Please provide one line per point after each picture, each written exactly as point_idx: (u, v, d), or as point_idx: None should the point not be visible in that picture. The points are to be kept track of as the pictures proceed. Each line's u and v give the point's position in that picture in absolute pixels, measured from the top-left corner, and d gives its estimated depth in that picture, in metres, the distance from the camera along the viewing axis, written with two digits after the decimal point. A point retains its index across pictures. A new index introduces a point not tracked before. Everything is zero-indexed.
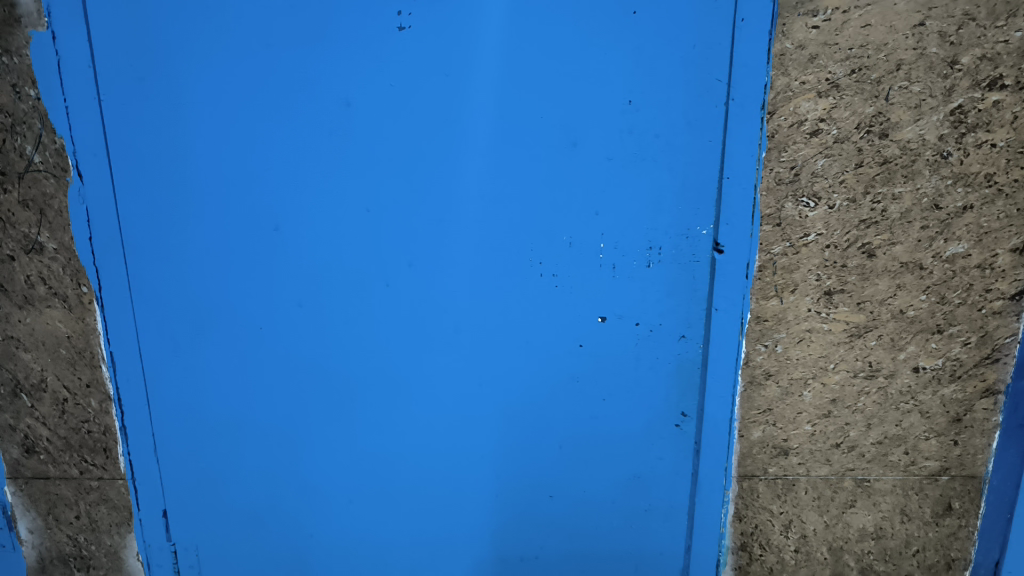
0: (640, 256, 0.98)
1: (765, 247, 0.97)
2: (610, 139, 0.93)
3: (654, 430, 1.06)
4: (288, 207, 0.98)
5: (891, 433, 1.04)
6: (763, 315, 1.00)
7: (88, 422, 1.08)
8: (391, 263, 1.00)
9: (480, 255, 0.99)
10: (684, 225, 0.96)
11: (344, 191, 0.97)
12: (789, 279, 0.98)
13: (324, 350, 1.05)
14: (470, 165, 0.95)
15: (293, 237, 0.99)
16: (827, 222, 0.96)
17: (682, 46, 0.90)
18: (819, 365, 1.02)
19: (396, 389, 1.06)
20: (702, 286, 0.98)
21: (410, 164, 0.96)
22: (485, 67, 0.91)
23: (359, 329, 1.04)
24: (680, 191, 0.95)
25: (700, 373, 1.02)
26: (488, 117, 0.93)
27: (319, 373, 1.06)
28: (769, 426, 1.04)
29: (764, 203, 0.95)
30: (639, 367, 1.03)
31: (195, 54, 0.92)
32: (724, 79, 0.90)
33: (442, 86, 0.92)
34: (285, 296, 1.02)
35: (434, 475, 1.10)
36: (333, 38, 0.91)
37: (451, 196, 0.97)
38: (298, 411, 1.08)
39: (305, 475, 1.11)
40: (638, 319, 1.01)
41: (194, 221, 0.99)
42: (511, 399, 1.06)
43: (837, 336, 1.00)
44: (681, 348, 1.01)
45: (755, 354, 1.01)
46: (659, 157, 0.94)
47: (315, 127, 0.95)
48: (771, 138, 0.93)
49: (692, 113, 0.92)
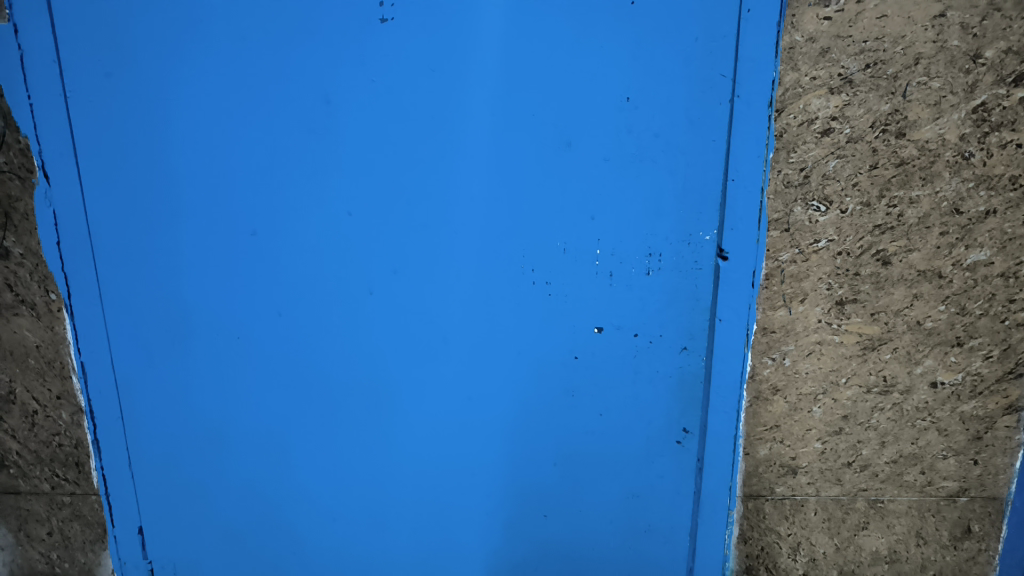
0: (640, 263, 0.92)
1: (773, 254, 0.91)
2: (607, 139, 0.88)
3: (654, 446, 1.00)
4: (266, 211, 0.93)
5: (906, 451, 0.98)
6: (770, 326, 0.94)
7: (59, 435, 1.03)
8: (375, 268, 0.95)
9: (471, 262, 0.93)
10: (686, 230, 0.90)
11: (325, 194, 0.92)
12: (798, 288, 0.92)
13: (305, 360, 0.99)
14: (458, 165, 0.90)
15: (271, 241, 0.94)
16: (839, 227, 0.90)
17: (684, 39, 0.84)
18: (830, 379, 0.95)
19: (381, 400, 1.01)
20: (705, 296, 0.92)
21: (396, 166, 0.90)
22: (473, 63, 0.86)
23: (341, 339, 0.98)
24: (682, 195, 0.89)
25: (703, 388, 0.96)
26: (477, 115, 0.88)
27: (303, 382, 1.00)
28: (776, 444, 0.98)
29: (771, 207, 0.89)
30: (638, 381, 0.97)
31: (167, 48, 0.87)
32: (728, 75, 0.84)
33: (427, 82, 0.87)
34: (264, 304, 0.97)
35: (423, 492, 1.05)
36: (313, 32, 0.86)
37: (438, 199, 0.91)
38: (279, 424, 1.02)
39: (287, 490, 1.06)
40: (636, 330, 0.95)
41: (169, 225, 0.94)
42: (504, 414, 1.00)
43: (849, 348, 0.94)
44: (682, 360, 0.95)
45: (762, 367, 0.95)
46: (658, 158, 0.88)
47: (294, 125, 0.89)
48: (779, 137, 0.87)
49: (695, 111, 0.86)
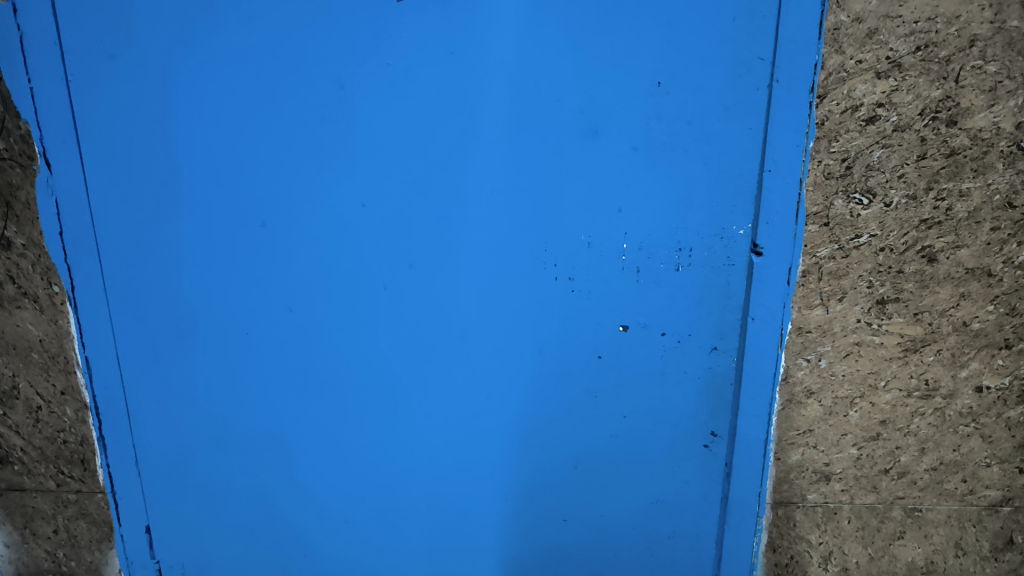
0: (669, 258, 0.87)
1: (810, 250, 0.85)
2: (636, 127, 0.82)
3: (680, 450, 0.95)
4: (276, 201, 0.88)
5: (948, 459, 0.93)
6: (806, 326, 0.88)
7: (64, 432, 1.00)
8: (390, 262, 0.90)
9: (489, 256, 0.89)
10: (719, 224, 0.85)
11: (337, 183, 0.87)
12: (837, 286, 0.87)
13: (315, 356, 0.95)
14: (477, 154, 0.85)
15: (281, 233, 0.90)
16: (882, 221, 0.84)
17: (720, 19, 0.78)
18: (868, 383, 0.90)
19: (395, 399, 0.97)
20: (737, 293, 0.87)
21: (411, 154, 0.86)
22: (494, 45, 0.81)
23: (354, 335, 0.94)
24: (715, 186, 0.84)
25: (734, 390, 0.91)
26: (498, 101, 0.83)
27: (313, 379, 0.97)
28: (809, 449, 0.93)
29: (810, 200, 0.84)
30: (665, 382, 0.92)
31: (172, 30, 0.83)
32: (767, 58, 0.79)
33: (446, 65, 0.82)
34: (275, 299, 0.93)
35: (438, 495, 1.01)
36: (323, 11, 0.81)
37: (456, 190, 0.87)
38: (289, 422, 0.99)
39: (298, 491, 1.02)
40: (664, 329, 0.90)
41: (174, 215, 0.90)
42: (523, 415, 0.96)
43: (890, 350, 0.89)
44: (712, 361, 0.90)
45: (796, 369, 0.90)
46: (690, 147, 0.83)
47: (306, 112, 0.85)
48: (820, 125, 0.81)
49: (731, 97, 0.81)
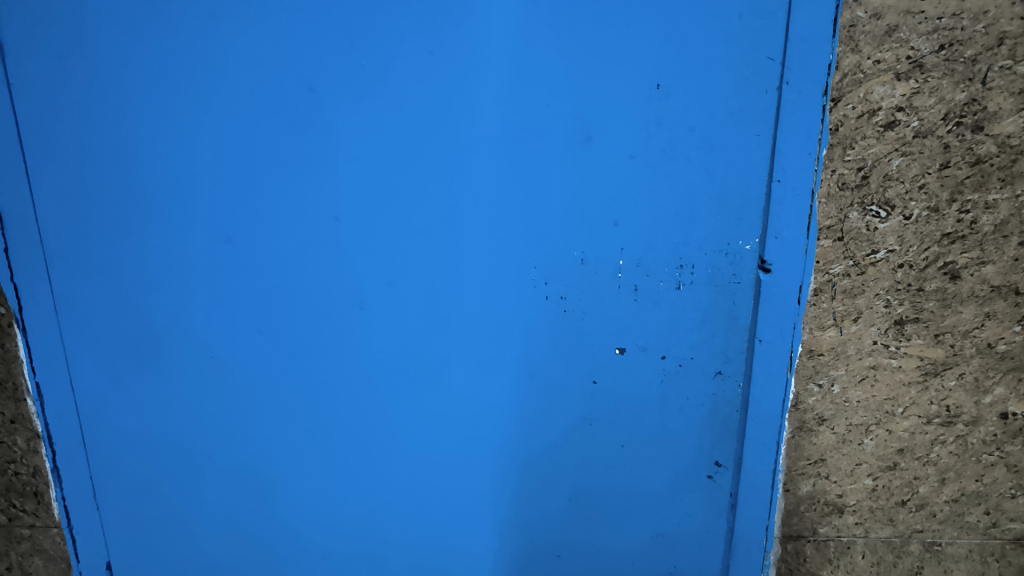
0: (670, 276, 0.80)
1: (823, 266, 0.79)
2: (633, 133, 0.75)
3: (682, 482, 0.88)
4: (241, 215, 0.81)
5: (969, 490, 0.86)
6: (818, 348, 0.82)
7: (15, 463, 0.93)
8: (367, 280, 0.83)
9: (476, 274, 0.82)
10: (723, 239, 0.78)
11: (308, 195, 0.80)
12: (851, 306, 0.80)
13: (287, 381, 0.88)
14: (461, 163, 0.78)
15: (246, 249, 0.83)
16: (901, 236, 0.77)
17: (726, 14, 0.71)
18: (884, 410, 0.84)
19: (374, 427, 0.90)
20: (743, 313, 0.81)
21: (389, 164, 0.78)
22: (479, 45, 0.74)
23: (329, 359, 0.87)
24: (719, 198, 0.77)
25: (739, 417, 0.84)
26: (484, 105, 0.75)
27: (286, 407, 0.89)
28: (821, 480, 0.86)
29: (823, 212, 0.77)
30: (665, 409, 0.85)
31: (125, 29, 0.75)
32: (776, 58, 0.72)
33: (425, 66, 0.75)
34: (241, 320, 0.86)
35: (422, 528, 0.94)
36: (290, 8, 0.74)
37: (438, 203, 0.79)
38: (260, 452, 0.91)
39: (271, 525, 0.95)
40: (664, 352, 0.83)
41: (131, 230, 0.83)
42: (512, 444, 0.89)
43: (908, 374, 0.82)
44: (716, 386, 0.83)
45: (807, 395, 0.83)
46: (692, 155, 0.76)
47: (272, 117, 0.77)
48: (834, 131, 0.75)
49: (736, 101, 0.74)
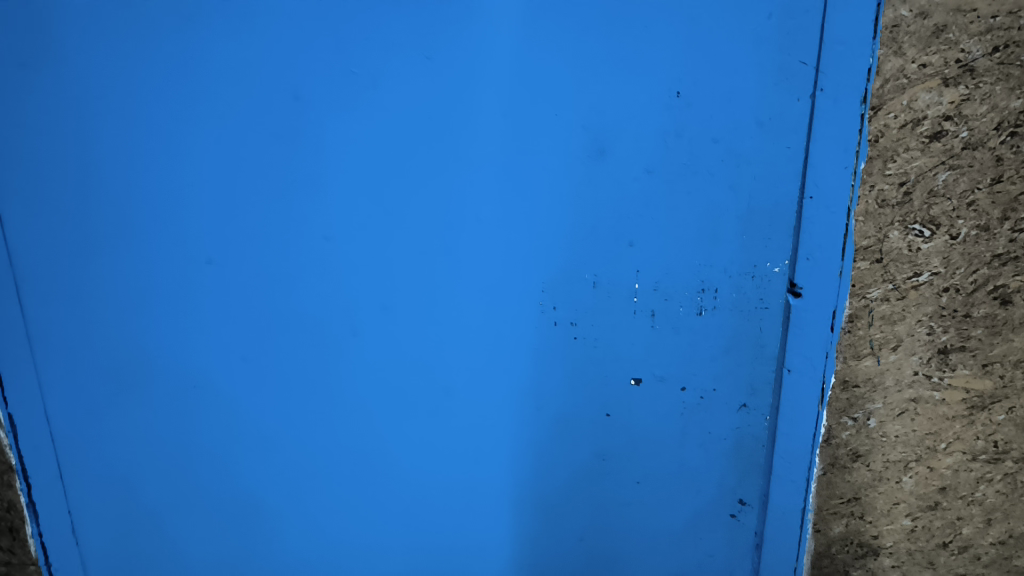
0: (690, 301, 0.73)
1: (859, 290, 0.72)
2: (649, 146, 0.69)
3: (703, 521, 0.81)
4: (224, 235, 0.75)
5: (1018, 532, 0.79)
6: (853, 379, 0.75)
7: None
8: (362, 305, 0.77)
9: (478, 299, 0.75)
10: (750, 261, 0.71)
11: (297, 214, 0.74)
12: (890, 334, 0.73)
13: (276, 411, 0.82)
14: (462, 179, 0.71)
15: (230, 271, 0.76)
16: (946, 257, 0.70)
17: (754, 14, 0.64)
18: (925, 445, 0.76)
19: (371, 461, 0.84)
20: (771, 341, 0.74)
21: (384, 180, 0.72)
22: (479, 50, 0.67)
23: (322, 388, 0.81)
24: (745, 216, 0.70)
25: (765, 453, 0.78)
26: (486, 116, 0.69)
27: (275, 438, 0.83)
28: (855, 520, 0.79)
29: (860, 231, 0.70)
30: (685, 444, 0.78)
31: (96, 34, 0.69)
32: (810, 62, 0.65)
33: (422, 74, 0.68)
34: (227, 347, 0.80)
35: (423, 566, 0.88)
36: (273, 10, 0.67)
37: (437, 223, 0.73)
38: (249, 487, 0.85)
39: (263, 563, 0.89)
40: (684, 383, 0.76)
41: (107, 252, 0.76)
42: (519, 479, 0.82)
43: (952, 407, 0.75)
44: (741, 419, 0.77)
45: (839, 430, 0.76)
46: (715, 170, 0.69)
47: (256, 129, 0.71)
48: (874, 142, 0.67)
49: (765, 109, 0.67)
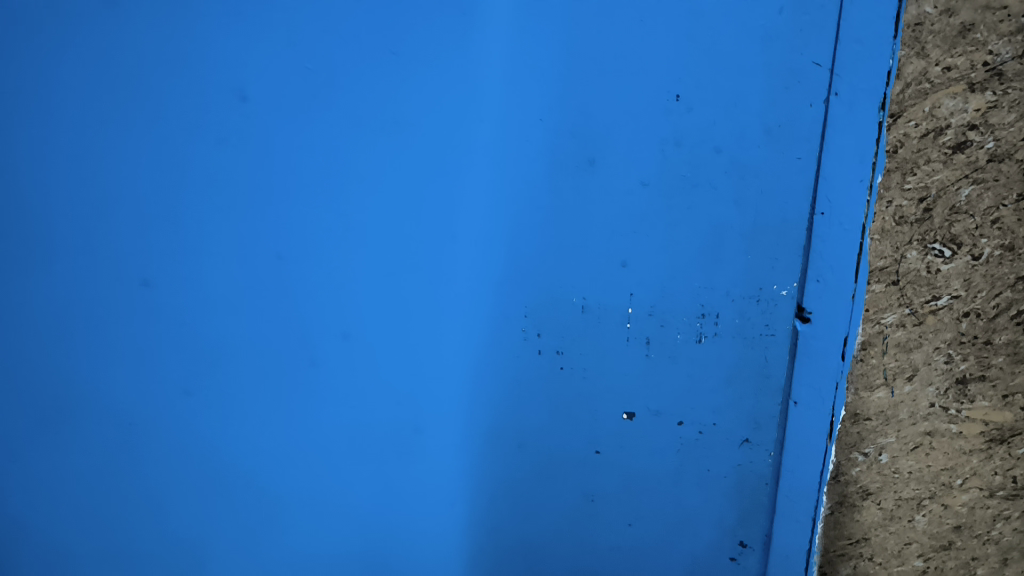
0: (689, 327, 0.66)
1: (873, 315, 0.65)
2: (644, 154, 0.61)
3: (701, 565, 0.74)
4: (160, 254, 0.66)
5: None
6: (864, 412, 0.68)
7: None
8: (320, 332, 0.68)
9: (451, 327, 0.67)
10: (755, 284, 0.64)
11: (243, 229, 0.65)
12: (906, 363, 0.66)
13: (221, 452, 0.73)
14: (433, 191, 0.63)
15: (167, 295, 0.67)
16: (967, 279, 0.64)
17: (762, 7, 0.57)
18: (940, 482, 0.70)
19: (329, 506, 0.74)
20: (777, 371, 0.67)
21: (345, 192, 0.63)
22: (455, 48, 0.59)
23: (274, 426, 0.71)
24: (751, 234, 0.63)
25: (769, 492, 0.71)
26: (461, 121, 0.61)
27: (220, 482, 0.74)
28: (864, 562, 0.73)
29: (875, 251, 0.63)
30: (682, 483, 0.71)
31: (17, 32, 0.62)
32: (824, 63, 0.58)
33: (387, 73, 0.60)
34: (165, 380, 0.70)
35: None
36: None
37: (405, 240, 0.64)
38: (192, 535, 0.76)
39: None
40: (681, 417, 0.69)
41: (31, 271, 0.68)
42: (498, 523, 0.74)
43: (969, 441, 0.69)
44: (743, 456, 0.70)
45: (849, 466, 0.70)
46: (718, 182, 0.62)
47: (194, 135, 0.63)
48: (892, 154, 0.61)
49: (774, 115, 0.60)
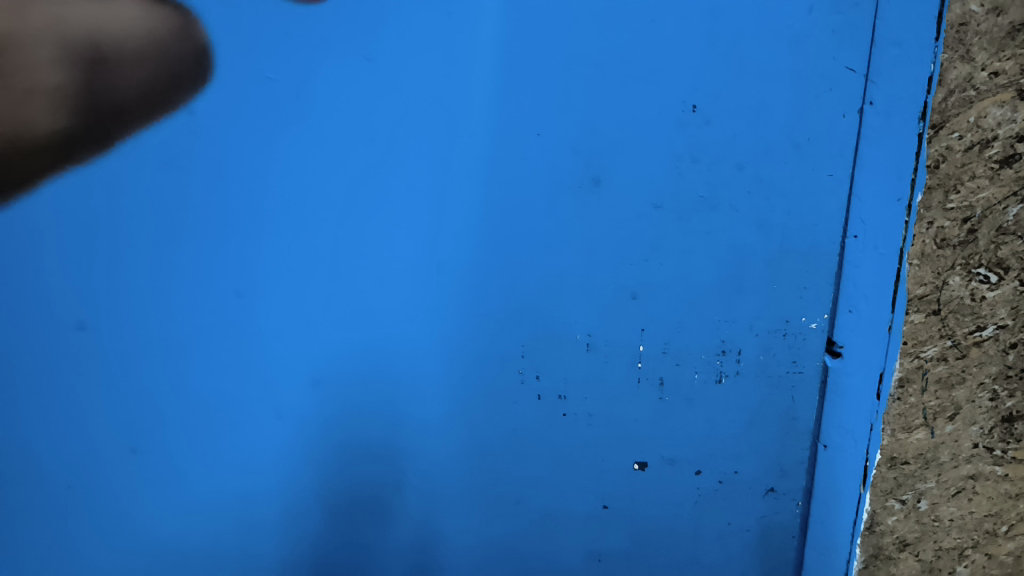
0: (707, 366, 0.59)
1: (914, 349, 0.57)
2: (656, 173, 0.54)
3: None
4: (99, 287, 0.55)
5: None
6: (902, 456, 0.60)
7: None
8: (286, 379, 0.58)
9: (438, 368, 0.59)
10: (782, 316, 0.58)
11: (198, 262, 0.55)
12: (947, 401, 0.59)
13: (179, 516, 0.61)
14: (415, 215, 0.55)
15: (109, 336, 0.56)
16: (1016, 307, 0.57)
17: (788, 8, 0.50)
18: (984, 529, 0.63)
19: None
20: (806, 414, 0.61)
21: (313, 219, 0.55)
22: (441, 55, 0.51)
23: (242, 485, 0.61)
24: (776, 261, 0.56)
25: (796, 544, 0.65)
26: (447, 136, 0.53)
27: (178, 552, 0.62)
28: None
29: (914, 277, 0.56)
30: (700, 539, 0.64)
31: None
32: (858, 69, 0.52)
33: (362, 82, 0.52)
34: (107, 437, 0.59)
35: None
36: None
37: (382, 271, 0.56)
38: None
39: None
40: (699, 465, 0.62)
41: None
42: None
43: (1016, 484, 0.62)
44: (768, 507, 0.63)
45: (886, 515, 0.62)
46: (739, 205, 0.55)
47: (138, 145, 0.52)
48: (934, 168, 0.53)
49: (802, 128, 0.53)
